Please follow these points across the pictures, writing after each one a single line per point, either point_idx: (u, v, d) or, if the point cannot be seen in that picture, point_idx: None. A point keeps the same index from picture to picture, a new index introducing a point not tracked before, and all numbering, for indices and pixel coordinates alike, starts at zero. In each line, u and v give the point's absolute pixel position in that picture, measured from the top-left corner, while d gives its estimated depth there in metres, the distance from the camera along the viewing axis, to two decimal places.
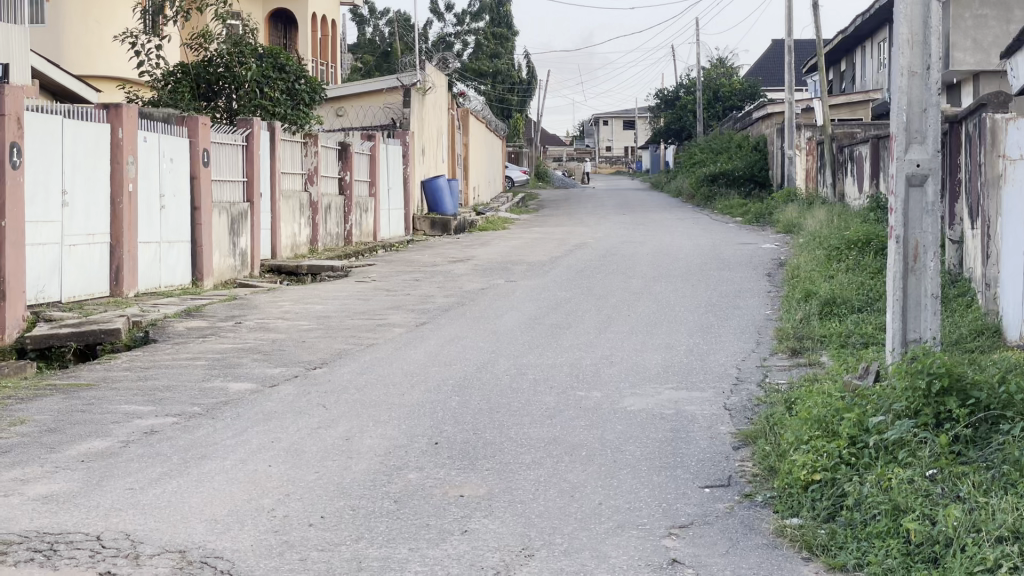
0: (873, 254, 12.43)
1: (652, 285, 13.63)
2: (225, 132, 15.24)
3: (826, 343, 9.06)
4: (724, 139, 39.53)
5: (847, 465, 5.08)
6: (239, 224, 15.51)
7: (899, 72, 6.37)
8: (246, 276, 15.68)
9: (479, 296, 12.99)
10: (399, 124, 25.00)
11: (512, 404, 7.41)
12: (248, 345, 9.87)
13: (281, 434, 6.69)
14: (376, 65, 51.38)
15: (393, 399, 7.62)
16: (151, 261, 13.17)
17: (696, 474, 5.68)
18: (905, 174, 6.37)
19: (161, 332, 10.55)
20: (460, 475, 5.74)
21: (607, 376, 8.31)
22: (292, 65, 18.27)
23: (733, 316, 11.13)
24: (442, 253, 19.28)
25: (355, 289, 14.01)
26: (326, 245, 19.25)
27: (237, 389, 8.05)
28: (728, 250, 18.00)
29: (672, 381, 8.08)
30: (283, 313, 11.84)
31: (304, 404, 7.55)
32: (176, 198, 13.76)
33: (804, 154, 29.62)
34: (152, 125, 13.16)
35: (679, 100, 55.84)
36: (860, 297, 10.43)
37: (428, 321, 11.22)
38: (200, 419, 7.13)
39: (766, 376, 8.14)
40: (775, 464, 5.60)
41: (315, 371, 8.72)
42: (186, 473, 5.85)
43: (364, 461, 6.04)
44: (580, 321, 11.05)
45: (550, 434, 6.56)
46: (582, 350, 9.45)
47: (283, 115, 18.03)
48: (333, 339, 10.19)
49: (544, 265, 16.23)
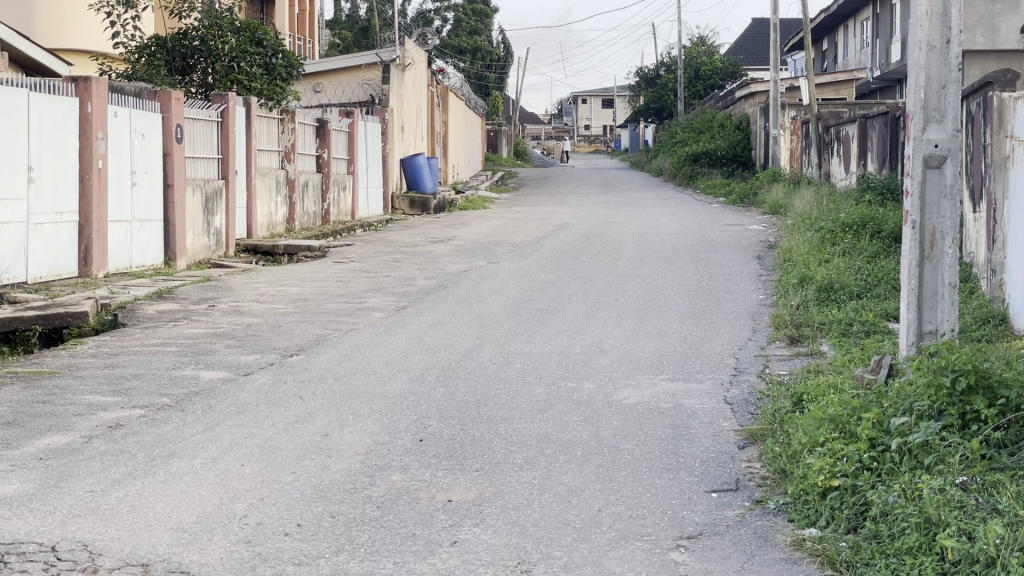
0: (868, 236, 12.05)
1: (639, 267, 13.26)
2: (200, 107, 14.78)
3: (826, 331, 8.69)
4: (705, 117, 39.14)
5: (869, 471, 4.69)
6: (213, 201, 15.04)
7: (916, 46, 5.95)
8: (220, 255, 15.23)
9: (463, 279, 12.57)
10: (377, 99, 24.53)
11: (500, 397, 7.01)
12: (222, 330, 9.43)
13: (255, 430, 6.26)
14: (354, 40, 50.85)
15: (374, 390, 7.21)
16: (121, 241, 12.71)
17: (702, 476, 5.29)
18: (922, 154, 5.97)
19: (132, 315, 10.10)
20: (448, 476, 5.34)
21: (598, 365, 7.92)
22: (270, 40, 17.81)
23: (725, 301, 10.74)
24: (421, 232, 18.85)
25: (333, 270, 13.58)
26: (303, 223, 18.80)
27: (210, 378, 7.62)
28: (715, 231, 17.65)
29: (667, 371, 7.69)
30: (258, 295, 11.40)
31: (279, 395, 7.12)
32: (148, 175, 13.30)
33: (788, 133, 29.29)
34: (123, 100, 12.68)
35: (660, 78, 55.45)
36: (858, 282, 10.05)
37: (409, 304, 10.81)
38: (169, 412, 6.70)
39: (767, 366, 7.76)
40: (787, 465, 5.20)
41: (292, 359, 8.30)
42: (151, 474, 5.42)
43: (344, 459, 5.64)
44: (567, 305, 10.65)
45: (542, 430, 6.17)
46: (570, 337, 9.05)
47: (260, 90, 17.53)
48: (310, 324, 9.76)
49: (527, 245, 15.84)
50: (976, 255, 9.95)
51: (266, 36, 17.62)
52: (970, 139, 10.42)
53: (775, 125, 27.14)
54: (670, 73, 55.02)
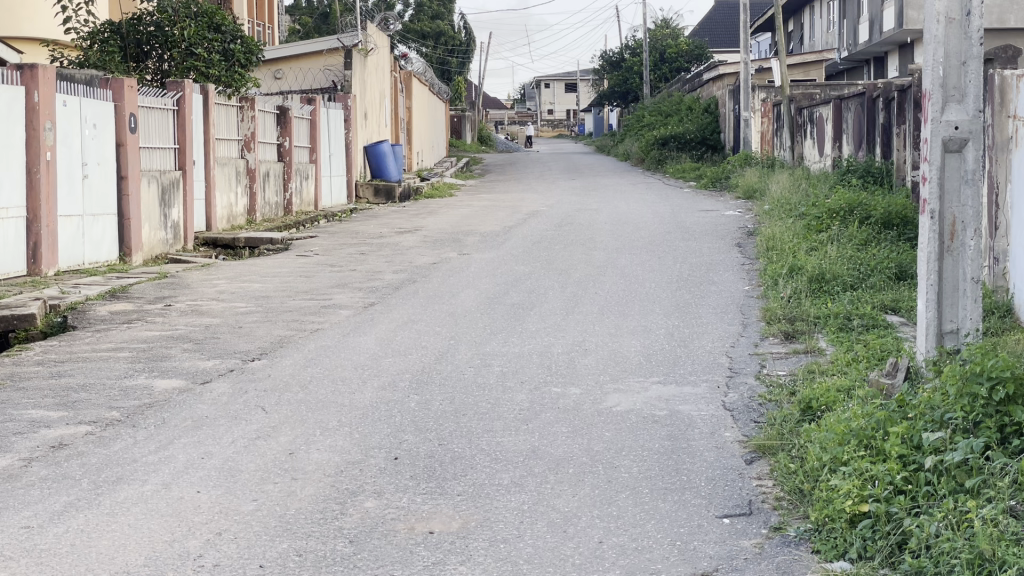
0: (858, 223, 11.52)
1: (616, 257, 12.72)
2: (155, 95, 14.16)
3: (822, 326, 8.18)
4: (673, 100, 38.60)
5: (903, 496, 4.18)
6: (170, 193, 14.41)
7: (934, 18, 5.44)
8: (177, 249, 14.60)
9: (433, 272, 12.02)
10: (340, 86, 23.88)
11: (480, 405, 6.47)
12: (178, 333, 8.84)
13: (212, 448, 5.69)
14: (315, 27, 50.08)
15: (343, 400, 6.65)
16: (73, 236, 12.10)
17: (710, 499, 4.76)
18: (941, 138, 5.46)
19: (82, 317, 9.48)
20: (428, 503, 4.79)
21: (583, 367, 7.38)
22: (229, 24, 17.17)
23: (709, 293, 10.22)
24: (387, 222, 18.26)
25: (296, 264, 13.01)
26: (264, 214, 18.15)
27: (164, 388, 7.03)
28: (690, 217, 17.11)
29: (656, 374, 7.16)
30: (218, 293, 10.81)
31: (240, 407, 6.56)
32: (101, 167, 12.67)
33: (759, 116, 28.79)
34: (73, 88, 12.06)
35: (624, 61, 54.85)
36: (852, 272, 9.53)
37: (378, 301, 10.24)
38: (118, 429, 6.12)
39: (764, 366, 7.24)
40: (806, 485, 4.68)
41: (253, 364, 7.72)
42: (95, 504, 4.84)
43: (311, 484, 5.08)
44: (544, 299, 10.10)
45: (528, 445, 5.63)
46: (550, 335, 8.51)
47: (218, 76, 16.87)
48: (273, 324, 9.19)
49: (498, 235, 15.28)
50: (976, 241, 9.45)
51: (224, 21, 17.01)
52: None
53: (747, 109, 26.63)
54: (634, 56, 54.42)
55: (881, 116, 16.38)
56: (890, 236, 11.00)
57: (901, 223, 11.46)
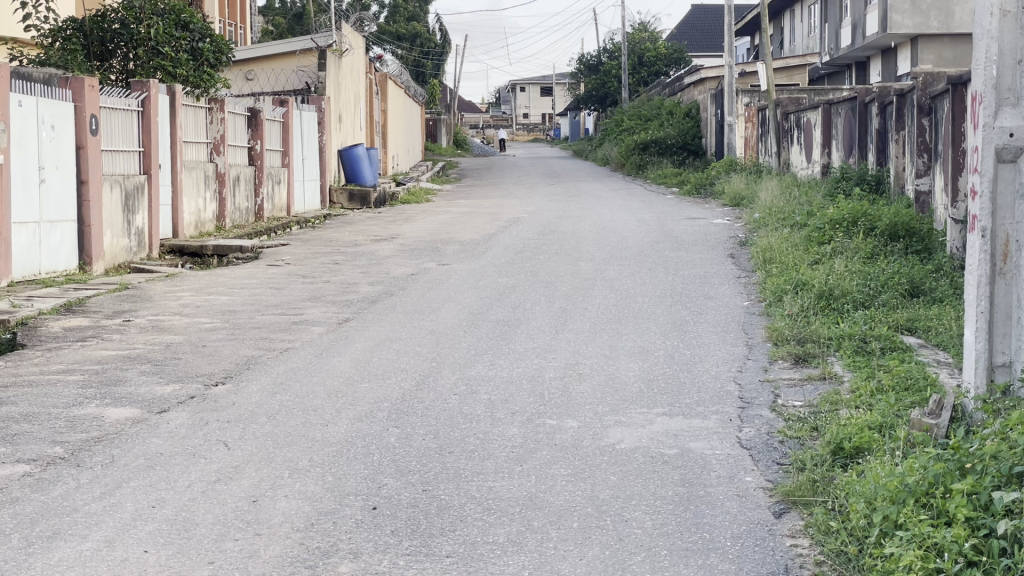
0: (863, 235, 10.89)
1: (604, 269, 12.05)
2: (118, 95, 13.44)
3: (837, 348, 7.54)
4: (653, 104, 38.00)
5: (976, 570, 3.52)
6: (134, 199, 13.70)
7: (985, 10, 4.93)
8: (141, 258, 13.88)
9: (412, 284, 11.33)
10: (314, 88, 23.16)
11: (468, 442, 5.80)
12: (136, 352, 8.14)
13: (166, 494, 5.02)
14: (288, 27, 49.34)
15: (315, 434, 5.97)
16: (29, 244, 11.38)
17: (742, 564, 4.09)
18: (995, 146, 4.95)
19: (33, 333, 8.77)
20: (412, 567, 4.13)
21: (579, 396, 6.71)
22: (198, 23, 16.51)
23: (706, 309, 9.58)
24: (362, 229, 17.57)
25: (267, 274, 12.32)
26: (234, 221, 17.43)
27: (116, 419, 6.33)
28: (676, 226, 16.47)
29: (661, 404, 6.49)
30: (182, 306, 10.13)
31: (200, 442, 5.87)
32: (60, 172, 11.96)
33: (743, 120, 28.26)
34: (30, 88, 11.36)
35: (602, 66, 54.15)
36: (862, 288, 8.89)
37: (352, 316, 9.56)
38: (59, 469, 5.43)
39: (778, 396, 6.57)
40: (855, 551, 4.00)
41: (216, 390, 7.03)
42: (24, 568, 4.14)
43: (277, 541, 4.40)
44: (532, 316, 9.43)
45: (523, 491, 4.97)
46: (540, 357, 7.85)
47: (185, 77, 16.18)
48: (240, 343, 8.49)
49: (478, 244, 14.63)
50: None
51: (192, 19, 16.36)
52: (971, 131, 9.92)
53: (731, 113, 26.07)
54: (611, 59, 53.67)
55: (874, 122, 15.73)
56: (897, 250, 10.39)
57: (907, 235, 10.83)
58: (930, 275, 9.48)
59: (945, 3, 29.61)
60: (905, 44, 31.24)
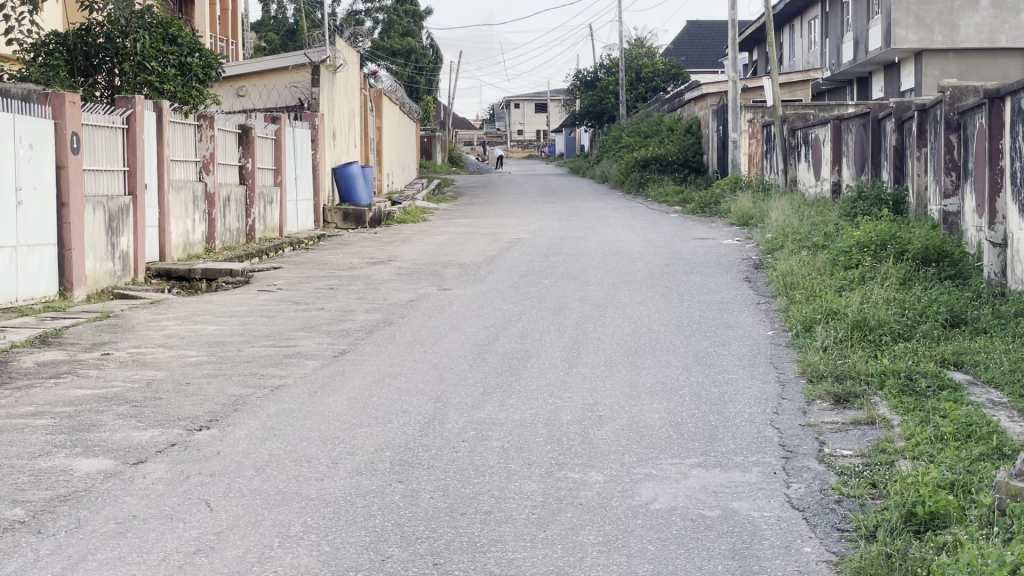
0: (893, 260, 10.24)
1: (615, 295, 11.37)
2: (101, 111, 12.78)
3: (880, 387, 6.89)
4: (653, 120, 37.44)
5: None
6: (119, 221, 13.02)
7: None
8: (126, 283, 13.22)
9: (412, 311, 10.67)
10: (308, 105, 22.52)
11: (483, 500, 5.13)
12: (113, 391, 7.46)
13: (136, 570, 4.34)
14: (281, 44, 48.80)
15: (309, 491, 5.31)
16: (4, 269, 10.70)
17: None
18: None
19: (3, 370, 8.09)
20: None
21: (601, 443, 6.06)
22: (187, 37, 15.87)
23: (729, 339, 8.92)
24: (358, 250, 16.90)
25: (257, 301, 11.65)
26: (223, 242, 16.74)
27: (86, 472, 5.66)
28: (685, 247, 15.81)
29: (694, 452, 5.83)
30: (166, 337, 9.45)
31: (180, 501, 5.20)
32: (38, 193, 11.28)
33: (748, 137, 27.71)
34: (6, 104, 10.69)
35: (598, 81, 53.59)
36: (900, 319, 8.23)
37: (349, 348, 8.90)
38: (16, 536, 4.75)
39: (825, 444, 5.91)
40: None
41: (199, 436, 6.35)
42: None
43: None
44: (542, 347, 8.77)
45: (550, 566, 4.30)
46: (555, 396, 7.18)
47: (173, 93, 15.52)
48: (227, 379, 7.82)
49: (479, 267, 13.95)
50: (1016, 269, 9.06)
51: (181, 33, 15.67)
52: (1011, 148, 9.25)
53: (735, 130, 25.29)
54: (609, 75, 52.99)
55: (891, 138, 15.08)
56: (931, 275, 9.74)
57: (938, 260, 10.18)
58: (969, 302, 8.83)
59: (950, 17, 28.97)
60: (908, 59, 30.63)
